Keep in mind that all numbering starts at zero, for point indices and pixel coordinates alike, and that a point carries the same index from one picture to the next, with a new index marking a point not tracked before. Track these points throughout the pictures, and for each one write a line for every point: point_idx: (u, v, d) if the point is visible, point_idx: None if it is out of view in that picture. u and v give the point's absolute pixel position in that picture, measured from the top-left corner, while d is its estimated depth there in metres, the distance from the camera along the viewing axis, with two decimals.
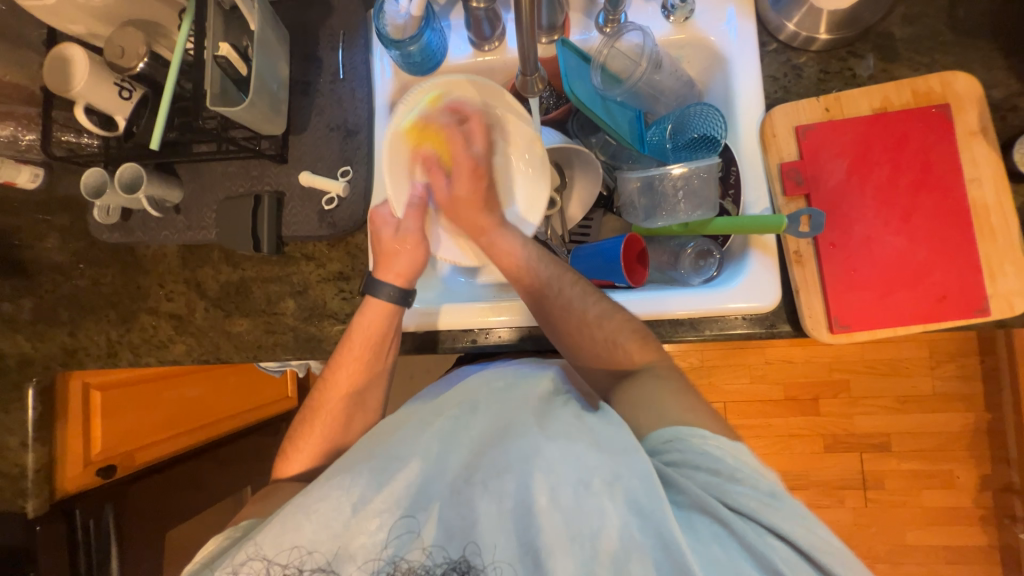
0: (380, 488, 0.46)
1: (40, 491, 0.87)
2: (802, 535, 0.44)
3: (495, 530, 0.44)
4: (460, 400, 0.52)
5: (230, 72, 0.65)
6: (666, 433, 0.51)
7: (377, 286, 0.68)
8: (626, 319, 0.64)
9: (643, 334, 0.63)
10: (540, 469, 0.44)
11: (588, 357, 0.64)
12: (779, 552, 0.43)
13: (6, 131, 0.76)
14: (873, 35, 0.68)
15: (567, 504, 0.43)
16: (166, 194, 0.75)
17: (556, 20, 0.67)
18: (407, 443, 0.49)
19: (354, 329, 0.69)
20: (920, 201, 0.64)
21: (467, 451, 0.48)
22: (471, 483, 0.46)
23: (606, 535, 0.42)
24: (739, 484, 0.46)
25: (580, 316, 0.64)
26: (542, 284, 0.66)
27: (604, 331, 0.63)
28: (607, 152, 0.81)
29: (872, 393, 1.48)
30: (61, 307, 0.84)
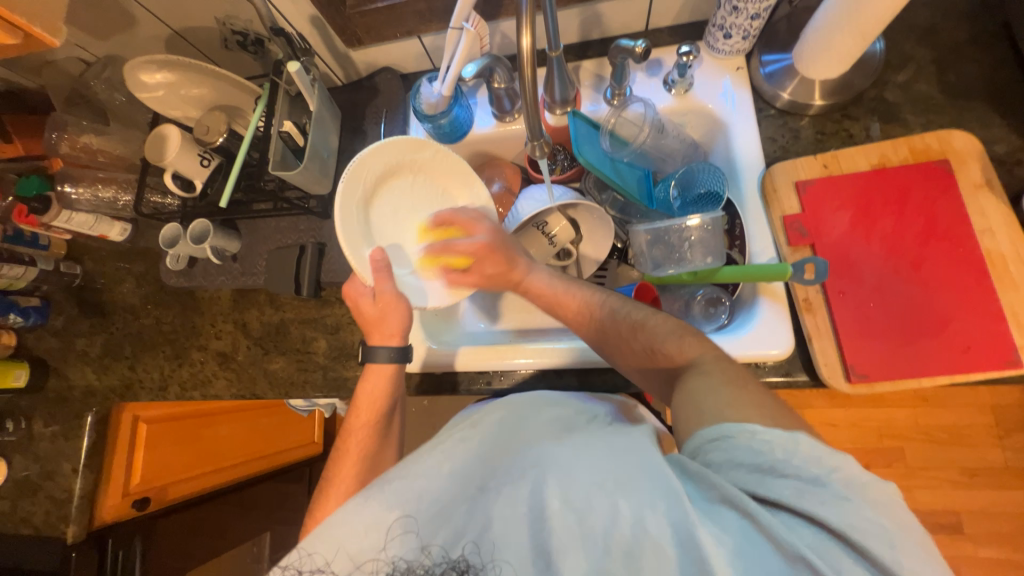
0: (393, 505, 0.46)
1: (80, 517, 0.92)
2: (848, 522, 0.35)
3: (506, 533, 0.45)
4: (472, 420, 0.57)
5: (290, 144, 0.76)
6: (711, 430, 0.44)
7: (371, 353, 0.71)
8: (672, 325, 0.61)
9: (684, 332, 0.59)
10: (553, 474, 0.46)
11: (628, 361, 0.63)
12: (805, 537, 0.36)
13: (109, 193, 0.90)
14: (866, 100, 0.73)
15: (579, 505, 0.44)
16: (227, 245, 0.86)
17: (568, 94, 0.75)
18: (422, 459, 0.50)
19: (358, 399, 0.71)
20: (929, 251, 0.64)
21: (477, 461, 0.51)
22: (485, 491, 0.48)
23: (617, 533, 0.41)
24: (781, 479, 0.38)
25: (630, 322, 0.63)
26: (584, 306, 0.69)
27: (642, 338, 0.60)
28: (616, 207, 0.88)
29: (931, 462, 1.34)
30: (126, 343, 0.94)
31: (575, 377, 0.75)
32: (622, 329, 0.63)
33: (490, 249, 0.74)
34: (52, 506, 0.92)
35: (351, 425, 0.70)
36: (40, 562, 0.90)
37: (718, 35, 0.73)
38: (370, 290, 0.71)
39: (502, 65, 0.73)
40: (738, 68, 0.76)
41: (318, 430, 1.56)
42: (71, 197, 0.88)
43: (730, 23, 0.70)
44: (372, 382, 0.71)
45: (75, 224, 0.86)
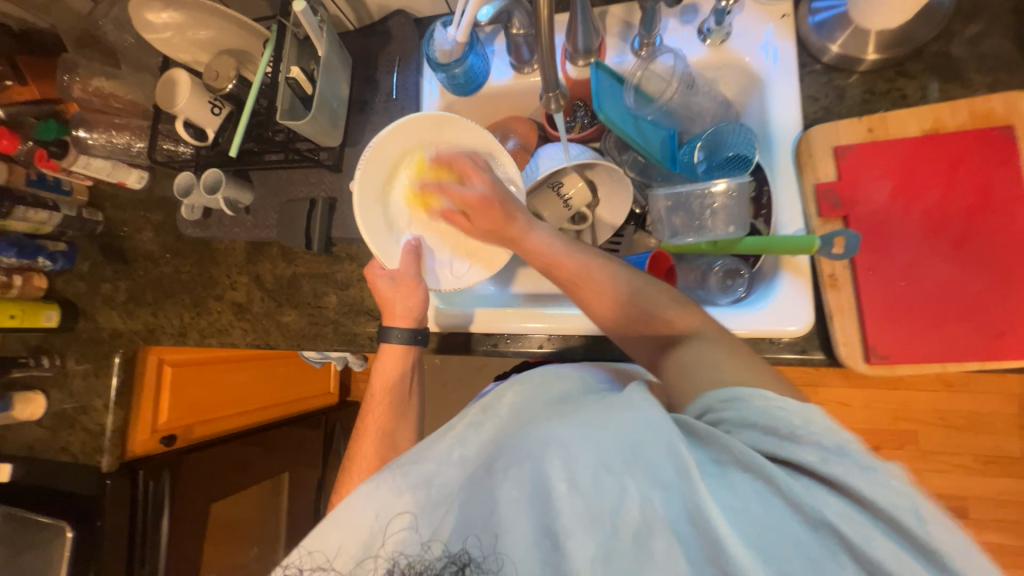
0: (403, 489, 0.47)
1: (114, 449, 0.99)
2: (873, 489, 0.36)
3: (514, 515, 0.42)
4: (481, 403, 0.54)
5: (298, 91, 0.73)
6: (724, 392, 0.47)
7: (388, 333, 0.73)
8: (666, 291, 0.62)
9: (686, 303, 0.62)
10: (556, 453, 0.42)
11: (636, 339, 0.63)
12: (833, 506, 0.37)
13: (123, 139, 0.90)
14: (927, 55, 0.65)
15: (586, 488, 0.40)
16: (239, 196, 0.86)
17: (592, 43, 0.70)
18: (431, 447, 0.50)
19: (374, 373, 0.75)
20: (977, 228, 0.59)
21: (488, 443, 0.49)
22: (491, 473, 0.45)
23: (628, 516, 0.39)
24: (801, 444, 0.39)
25: (615, 294, 0.62)
26: (579, 270, 0.64)
27: (649, 306, 0.61)
28: (637, 168, 0.82)
29: (946, 447, 1.31)
30: (148, 290, 0.97)
31: (582, 344, 0.74)
32: (644, 310, 0.61)
33: (486, 203, 0.69)
34: (87, 438, 1.00)
35: (371, 410, 0.74)
36: (80, 487, 0.98)
37: None
38: (392, 275, 0.73)
39: (521, 9, 0.69)
40: (784, 15, 0.69)
41: (334, 381, 1.67)
42: (87, 142, 0.89)
43: None
44: (386, 363, 0.74)
45: (93, 169, 0.88)
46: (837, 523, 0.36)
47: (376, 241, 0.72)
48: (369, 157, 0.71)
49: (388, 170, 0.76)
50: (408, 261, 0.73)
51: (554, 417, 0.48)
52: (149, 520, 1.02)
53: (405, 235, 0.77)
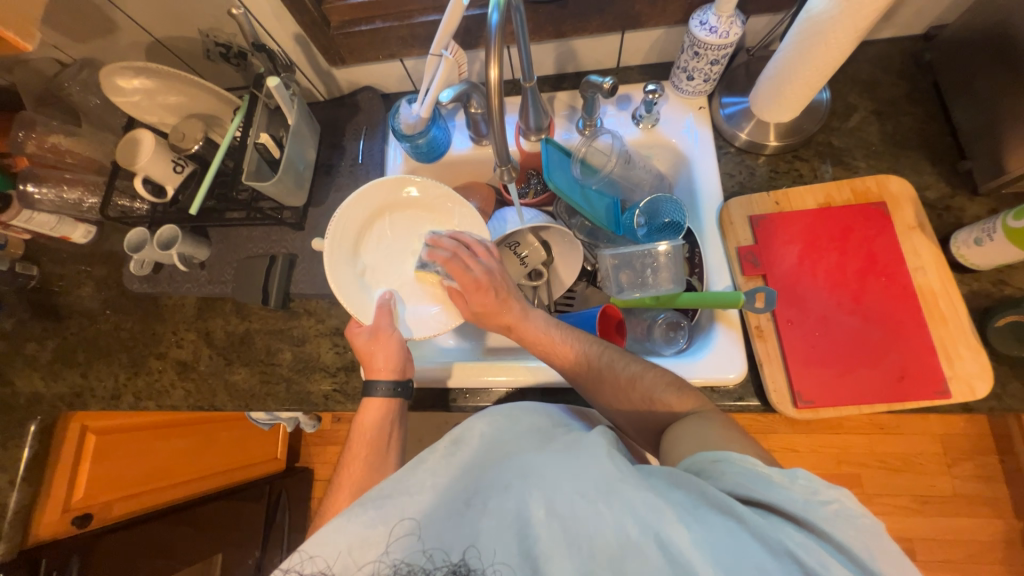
0: (377, 520, 0.45)
1: (12, 534, 0.91)
2: (840, 533, 0.40)
3: (496, 539, 0.43)
4: (451, 435, 0.54)
5: (265, 155, 0.79)
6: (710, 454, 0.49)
7: (371, 386, 0.71)
8: (660, 375, 0.65)
9: (680, 384, 0.64)
10: (535, 484, 0.46)
11: (619, 408, 0.66)
12: (794, 538, 0.39)
13: (74, 194, 0.89)
14: (815, 143, 0.79)
15: (565, 514, 0.43)
16: (194, 252, 0.86)
17: (542, 122, 0.79)
18: (405, 478, 0.49)
19: (353, 435, 0.69)
20: (868, 285, 0.69)
21: (459, 471, 0.50)
22: (471, 505, 0.46)
23: (603, 540, 0.41)
24: (774, 491, 0.43)
25: (614, 381, 0.65)
26: (576, 360, 0.68)
27: (641, 388, 0.64)
28: (585, 231, 0.90)
29: (885, 489, 1.39)
30: (80, 349, 0.91)
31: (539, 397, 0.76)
32: (599, 367, 0.66)
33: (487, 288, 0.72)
34: None
35: (347, 468, 0.66)
36: None
37: (682, 76, 0.78)
38: (367, 329, 0.74)
39: (479, 93, 0.77)
40: (701, 107, 0.82)
41: (282, 446, 1.56)
42: (34, 196, 0.85)
43: (691, 67, 0.75)
44: (367, 417, 0.70)
45: (35, 224, 0.84)
46: (798, 553, 0.38)
47: (347, 297, 0.75)
48: (337, 225, 0.75)
49: (358, 230, 0.80)
50: (381, 314, 0.75)
51: (528, 451, 0.51)
52: None
53: (379, 289, 0.80)
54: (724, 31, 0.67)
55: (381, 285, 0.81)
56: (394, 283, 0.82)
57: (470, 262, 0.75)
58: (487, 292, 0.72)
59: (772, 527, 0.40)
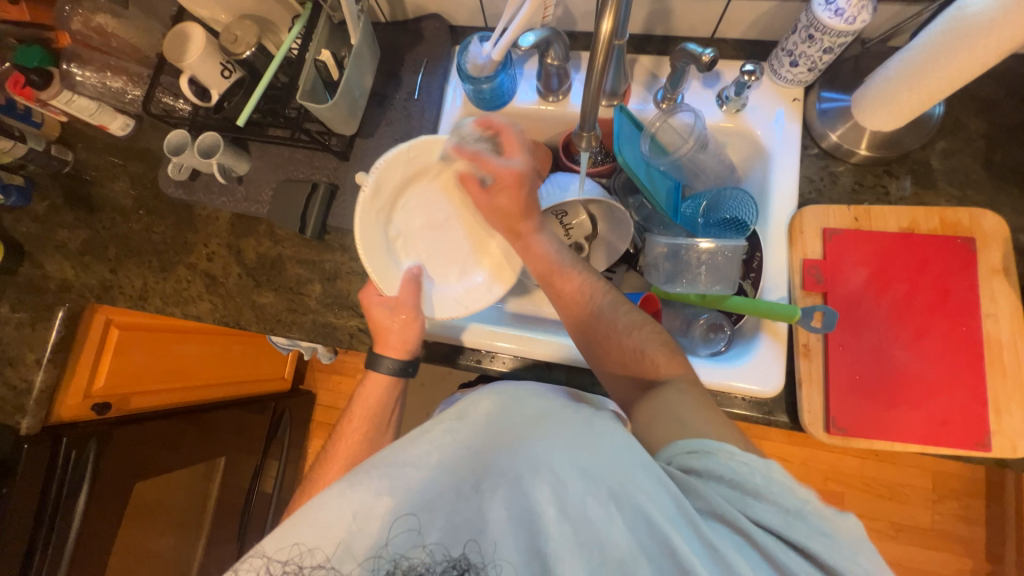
0: (381, 493, 0.44)
1: (38, 410, 0.91)
2: (829, 552, 0.41)
3: (503, 531, 0.42)
4: (456, 408, 0.51)
5: (323, 75, 0.73)
6: (691, 443, 0.49)
7: (378, 360, 0.72)
8: (655, 332, 0.64)
9: (672, 348, 0.64)
10: (548, 477, 0.43)
11: (608, 363, 0.65)
12: (796, 562, 0.41)
13: (117, 83, 0.86)
14: (911, 161, 0.72)
15: (574, 513, 0.42)
16: (234, 165, 0.82)
17: (618, 88, 0.74)
18: (408, 449, 0.48)
19: (355, 400, 0.72)
20: (933, 323, 0.66)
21: (467, 446, 0.47)
22: (478, 490, 0.44)
23: (614, 546, 0.41)
24: (758, 500, 0.43)
25: (608, 325, 0.65)
26: (575, 292, 0.69)
27: (633, 340, 0.64)
28: (641, 213, 0.86)
29: (867, 511, 1.41)
30: (111, 245, 0.90)
31: (564, 374, 0.75)
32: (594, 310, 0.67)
33: (518, 181, 0.69)
34: (7, 394, 0.91)
35: (343, 437, 0.69)
36: None
37: (784, 61, 0.71)
38: (387, 302, 0.71)
39: (560, 42, 0.70)
40: (795, 99, 0.75)
41: (290, 367, 1.60)
42: (76, 78, 0.84)
43: (800, 51, 0.67)
44: (370, 389, 0.72)
45: (75, 107, 0.81)
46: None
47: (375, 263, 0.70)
48: (367, 193, 0.69)
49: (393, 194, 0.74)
50: (406, 288, 0.72)
51: (543, 434, 0.47)
52: (64, 493, 0.91)
53: (406, 261, 0.76)
54: (852, 15, 0.59)
55: (407, 255, 0.77)
56: (424, 255, 0.79)
57: (499, 154, 0.70)
58: (517, 191, 0.69)
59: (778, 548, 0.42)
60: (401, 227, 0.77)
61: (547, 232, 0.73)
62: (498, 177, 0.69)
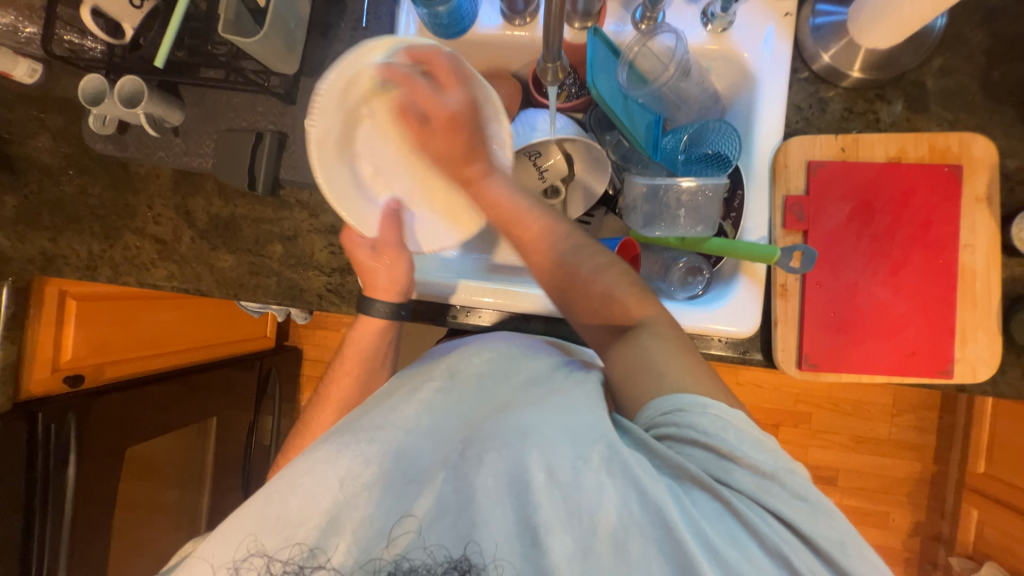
0: (369, 460, 0.48)
1: (5, 388, 0.87)
2: (812, 526, 0.42)
3: (493, 505, 0.44)
4: (446, 367, 0.60)
5: (248, 2, 0.63)
6: (668, 402, 0.48)
7: (370, 304, 0.70)
8: (624, 274, 0.59)
9: (641, 288, 0.58)
10: (536, 443, 0.46)
11: (584, 317, 0.60)
12: (781, 536, 0.42)
13: (7, 20, 0.75)
14: (906, 82, 0.67)
15: (564, 481, 0.44)
16: (166, 114, 0.73)
17: (592, 6, 0.66)
18: (397, 414, 0.53)
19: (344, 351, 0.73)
20: (910, 256, 0.65)
21: (456, 423, 0.52)
22: (466, 457, 0.47)
23: (606, 515, 0.43)
24: (737, 469, 0.44)
25: (573, 271, 0.59)
26: (559, 261, 0.60)
27: (599, 285, 0.58)
28: (618, 152, 0.80)
29: (831, 428, 1.52)
30: (45, 211, 0.82)
31: (543, 324, 0.74)
32: (580, 276, 0.59)
33: (455, 121, 0.62)
34: None
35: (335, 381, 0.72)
36: None
37: None
38: (370, 243, 0.68)
39: None
40: (787, 14, 0.67)
41: (270, 325, 1.59)
42: None
43: None
44: (361, 333, 0.72)
45: None
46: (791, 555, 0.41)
47: (350, 209, 0.65)
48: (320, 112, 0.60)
49: (347, 118, 0.66)
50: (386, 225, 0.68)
51: (526, 405, 0.52)
52: (52, 464, 0.90)
53: (382, 197, 0.70)
54: None
55: (385, 190, 0.71)
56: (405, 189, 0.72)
57: (434, 86, 0.62)
58: (452, 133, 0.63)
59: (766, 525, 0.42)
60: (374, 162, 0.70)
61: (500, 174, 0.64)
62: (436, 118, 0.63)
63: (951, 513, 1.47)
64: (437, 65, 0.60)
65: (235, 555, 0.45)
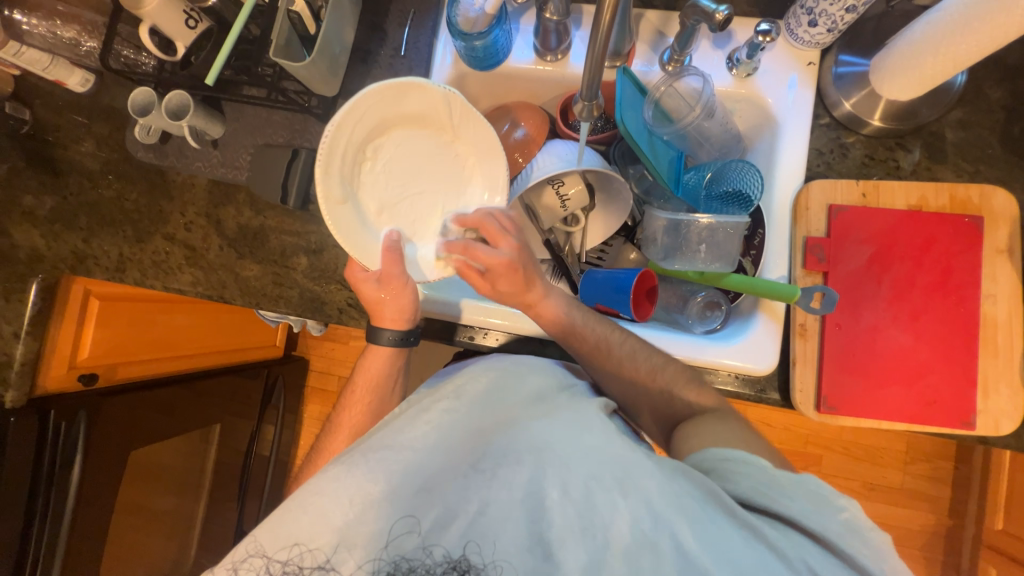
0: (377, 475, 0.47)
1: (21, 384, 0.89)
2: (852, 548, 0.43)
3: (506, 519, 0.45)
4: (455, 385, 0.57)
5: (299, 28, 0.67)
6: (720, 452, 0.52)
7: (378, 334, 0.70)
8: (678, 370, 0.65)
9: (695, 379, 0.65)
10: (551, 462, 0.48)
11: (639, 400, 0.68)
12: (824, 562, 0.42)
13: (69, 33, 0.80)
14: (926, 133, 0.69)
15: (577, 498, 0.46)
16: (207, 127, 0.77)
17: (623, 46, 0.69)
18: (405, 434, 0.51)
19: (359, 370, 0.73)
20: (931, 304, 0.65)
21: (462, 434, 0.52)
22: (478, 471, 0.48)
23: (617, 532, 0.44)
24: (783, 500, 0.45)
25: (634, 372, 0.65)
26: (598, 343, 0.67)
27: (659, 381, 0.65)
28: (641, 185, 0.82)
29: (842, 473, 1.48)
30: (81, 213, 0.85)
31: (559, 350, 0.74)
32: (638, 378, 0.66)
33: (512, 268, 0.66)
34: None
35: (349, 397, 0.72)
36: None
37: (803, 19, 0.65)
38: (374, 277, 0.68)
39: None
40: (810, 63, 0.69)
41: (281, 334, 1.60)
42: (22, 27, 0.79)
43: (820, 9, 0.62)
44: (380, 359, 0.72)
45: (25, 60, 0.75)
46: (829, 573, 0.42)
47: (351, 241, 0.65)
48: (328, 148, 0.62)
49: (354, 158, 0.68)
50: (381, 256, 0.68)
51: (537, 418, 0.53)
52: (58, 464, 0.90)
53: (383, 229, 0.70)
54: None
55: (387, 223, 0.71)
56: (405, 223, 0.72)
57: (489, 245, 0.67)
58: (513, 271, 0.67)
59: (795, 546, 0.42)
60: (378, 199, 0.70)
61: (554, 291, 0.70)
62: (491, 266, 0.67)
63: (968, 571, 1.41)
64: (491, 223, 0.67)
65: (235, 556, 0.43)
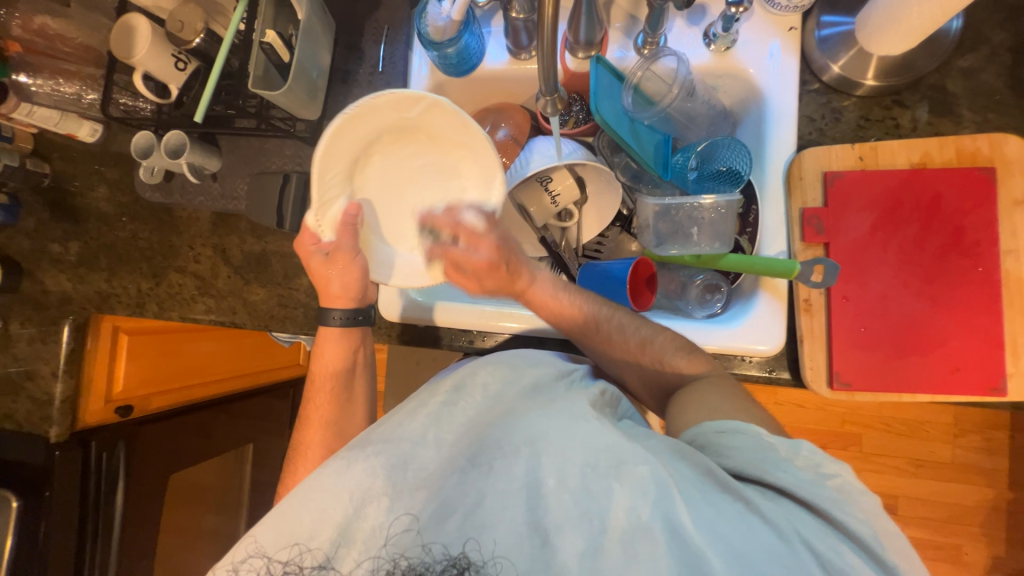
0: (378, 472, 0.48)
1: (64, 419, 0.92)
2: (861, 526, 0.41)
3: (502, 512, 0.44)
4: (454, 380, 0.57)
5: (273, 58, 0.69)
6: (719, 423, 0.51)
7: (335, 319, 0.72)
8: (671, 340, 0.63)
9: (691, 350, 0.63)
10: (547, 451, 0.47)
11: (631, 377, 0.66)
12: (822, 540, 0.41)
13: (71, 89, 0.85)
14: (925, 86, 0.65)
15: (574, 486, 0.45)
16: (205, 163, 0.81)
17: (594, 36, 0.68)
18: (403, 426, 0.53)
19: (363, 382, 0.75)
20: (946, 265, 0.61)
21: (461, 431, 0.52)
22: (475, 466, 0.47)
23: (616, 517, 0.43)
24: (778, 473, 0.44)
25: (624, 345, 0.64)
26: (586, 320, 0.66)
27: (650, 354, 0.64)
28: (628, 173, 0.80)
29: (885, 450, 1.40)
30: (102, 255, 0.90)
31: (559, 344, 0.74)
32: (633, 349, 0.64)
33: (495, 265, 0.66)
34: (33, 406, 0.91)
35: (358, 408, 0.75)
36: (23, 454, 0.91)
37: None
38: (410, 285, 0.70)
39: None
40: (792, 28, 0.67)
41: None
42: (29, 88, 0.84)
43: None
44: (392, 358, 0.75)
45: (39, 118, 0.82)
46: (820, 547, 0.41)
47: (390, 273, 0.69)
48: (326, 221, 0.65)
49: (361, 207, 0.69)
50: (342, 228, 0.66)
51: (536, 409, 0.52)
52: (103, 491, 0.97)
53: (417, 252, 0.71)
54: None
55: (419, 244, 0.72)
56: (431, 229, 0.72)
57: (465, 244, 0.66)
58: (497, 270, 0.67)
59: (788, 516, 0.42)
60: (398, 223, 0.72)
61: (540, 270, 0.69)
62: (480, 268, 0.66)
63: None
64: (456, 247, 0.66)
65: (235, 557, 0.46)
